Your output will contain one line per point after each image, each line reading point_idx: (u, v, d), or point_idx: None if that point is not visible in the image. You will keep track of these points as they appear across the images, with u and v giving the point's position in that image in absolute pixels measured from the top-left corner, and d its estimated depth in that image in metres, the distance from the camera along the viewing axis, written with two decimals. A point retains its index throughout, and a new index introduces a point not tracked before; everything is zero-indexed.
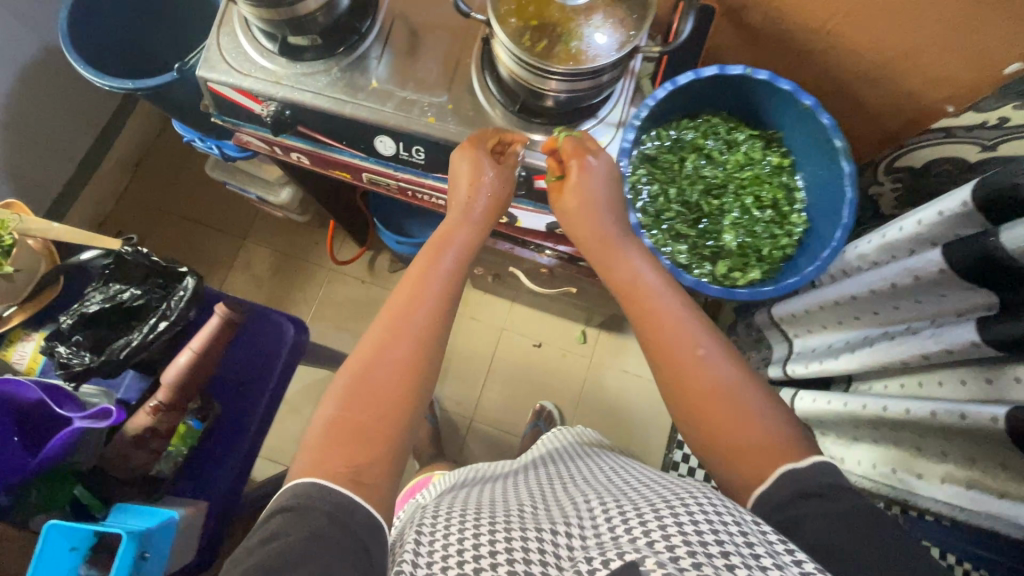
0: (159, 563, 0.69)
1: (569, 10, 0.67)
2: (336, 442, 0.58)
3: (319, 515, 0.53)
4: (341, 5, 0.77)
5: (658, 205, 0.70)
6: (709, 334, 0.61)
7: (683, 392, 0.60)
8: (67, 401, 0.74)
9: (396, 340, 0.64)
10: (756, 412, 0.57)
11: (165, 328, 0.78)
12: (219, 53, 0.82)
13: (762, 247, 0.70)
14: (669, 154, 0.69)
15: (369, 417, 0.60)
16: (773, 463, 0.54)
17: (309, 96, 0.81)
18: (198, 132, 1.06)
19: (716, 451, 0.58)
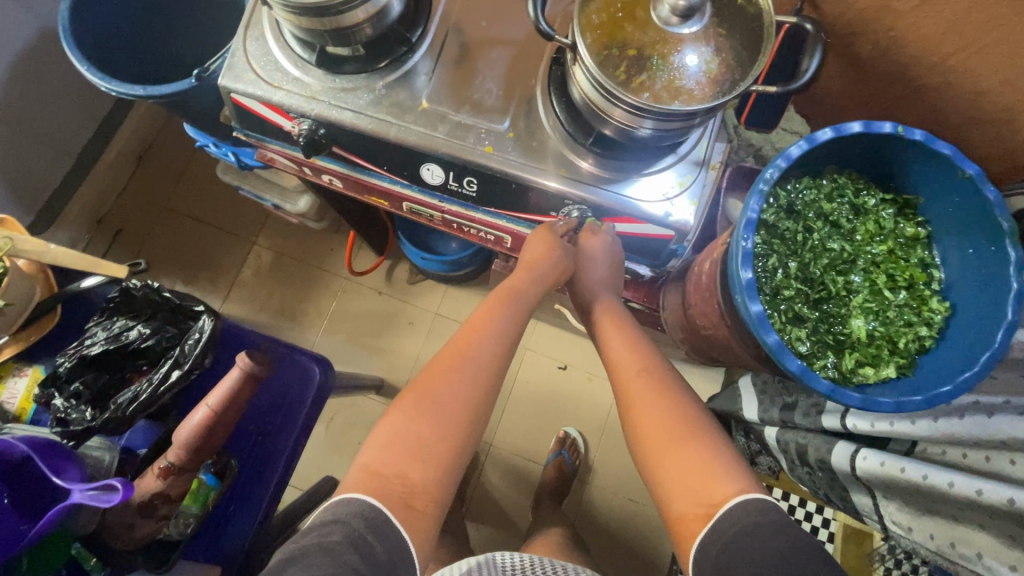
0: None
1: (670, 34, 0.56)
2: (397, 460, 0.61)
3: (372, 544, 0.54)
4: (391, 14, 0.67)
5: (776, 281, 0.61)
6: (686, 395, 0.66)
7: (647, 438, 0.63)
8: (65, 465, 0.64)
9: (448, 389, 0.67)
10: (710, 451, 0.59)
11: (178, 375, 0.69)
12: (247, 59, 0.72)
13: (897, 338, 0.60)
14: (790, 222, 0.62)
15: (428, 440, 0.63)
16: (738, 507, 0.53)
17: (348, 117, 0.71)
18: (213, 137, 0.94)
19: (655, 473, 0.61)
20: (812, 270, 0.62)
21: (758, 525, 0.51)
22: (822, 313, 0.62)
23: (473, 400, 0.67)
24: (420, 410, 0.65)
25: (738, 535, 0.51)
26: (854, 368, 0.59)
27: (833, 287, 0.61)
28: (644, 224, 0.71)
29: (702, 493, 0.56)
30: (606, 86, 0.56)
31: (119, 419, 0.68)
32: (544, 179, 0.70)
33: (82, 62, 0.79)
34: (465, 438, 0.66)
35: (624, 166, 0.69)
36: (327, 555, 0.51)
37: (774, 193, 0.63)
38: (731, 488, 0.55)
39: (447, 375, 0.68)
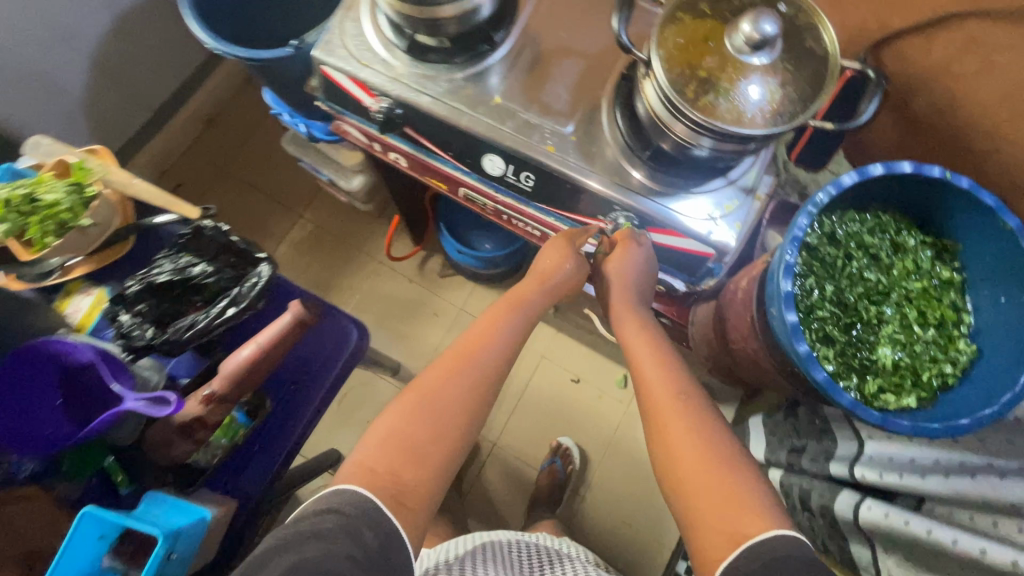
0: (183, 562, 0.65)
1: (741, 63, 0.60)
2: (390, 458, 0.62)
3: (365, 534, 0.55)
4: (480, 15, 0.73)
5: (812, 300, 0.64)
6: (717, 423, 0.66)
7: (676, 464, 0.63)
8: (122, 374, 0.69)
9: (444, 394, 0.68)
10: (739, 482, 0.59)
11: (232, 313, 0.74)
12: (342, 37, 0.79)
13: (921, 371, 0.62)
14: (833, 248, 0.64)
15: (425, 438, 0.65)
16: (767, 541, 0.53)
17: (426, 101, 0.77)
18: (289, 107, 1.01)
19: (682, 497, 0.61)
20: (847, 296, 0.64)
21: (789, 560, 0.51)
22: (854, 337, 0.64)
23: (473, 405, 0.69)
24: (418, 412, 0.66)
25: (764, 567, 0.51)
26: (876, 392, 0.61)
27: (865, 315, 0.64)
28: (687, 239, 0.74)
29: (733, 525, 0.56)
30: (673, 101, 0.60)
31: (175, 344, 0.73)
32: (598, 183, 0.74)
33: (192, 21, 0.86)
34: (457, 445, 0.67)
35: (676, 180, 0.73)
36: (320, 543, 0.53)
37: (820, 219, 0.66)
38: (763, 522, 0.55)
39: (451, 377, 0.70)
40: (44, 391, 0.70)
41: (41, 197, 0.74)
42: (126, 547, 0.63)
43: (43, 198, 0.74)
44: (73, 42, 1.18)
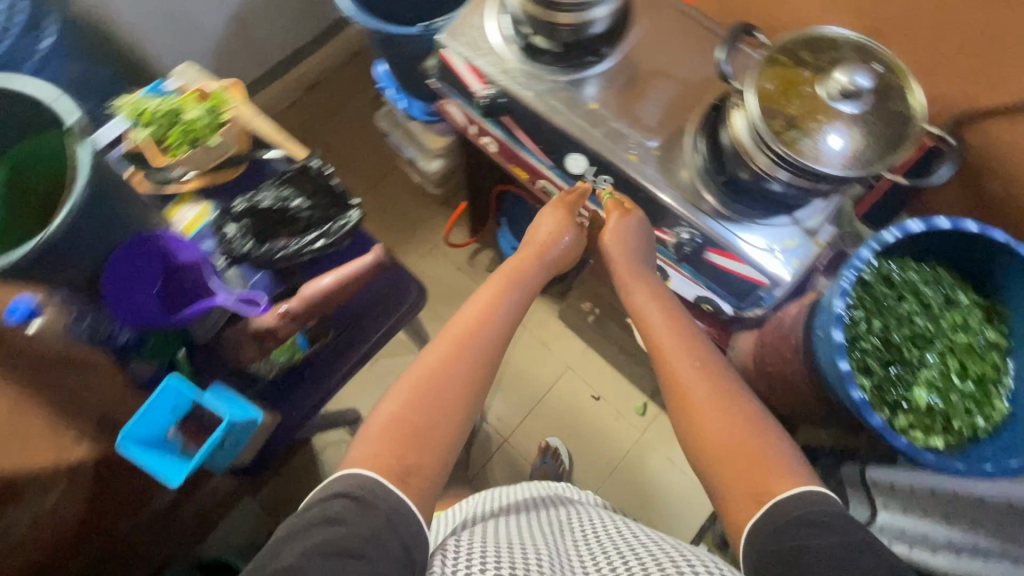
0: (234, 450, 0.72)
1: (831, 110, 0.65)
2: (392, 446, 0.67)
3: (378, 513, 0.60)
4: (593, 28, 0.80)
5: (857, 331, 0.67)
6: (739, 391, 0.71)
7: (701, 433, 0.69)
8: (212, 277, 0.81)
9: (441, 384, 0.73)
10: (766, 445, 0.65)
11: (323, 245, 0.85)
12: (465, 25, 0.87)
13: (952, 418, 0.65)
14: (887, 287, 0.68)
15: (424, 421, 0.70)
16: (792, 498, 0.58)
17: (528, 95, 0.84)
18: (395, 85, 1.18)
19: (713, 465, 0.66)
20: (893, 335, 0.67)
21: (813, 514, 0.56)
22: (891, 374, 0.67)
23: (468, 396, 0.74)
24: (418, 403, 0.71)
25: (794, 523, 0.56)
26: (903, 426, 0.64)
27: (907, 355, 0.67)
28: (742, 265, 0.78)
29: (764, 486, 0.61)
30: (762, 134, 0.66)
31: (271, 263, 0.84)
32: (670, 198, 0.80)
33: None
34: (451, 432, 0.71)
35: (741, 208, 0.78)
36: (335, 526, 0.58)
37: (878, 259, 0.69)
38: (790, 479, 0.60)
39: (449, 370, 0.74)
40: (153, 277, 0.77)
41: (183, 113, 0.86)
42: (189, 423, 0.70)
43: (185, 114, 0.86)
44: None
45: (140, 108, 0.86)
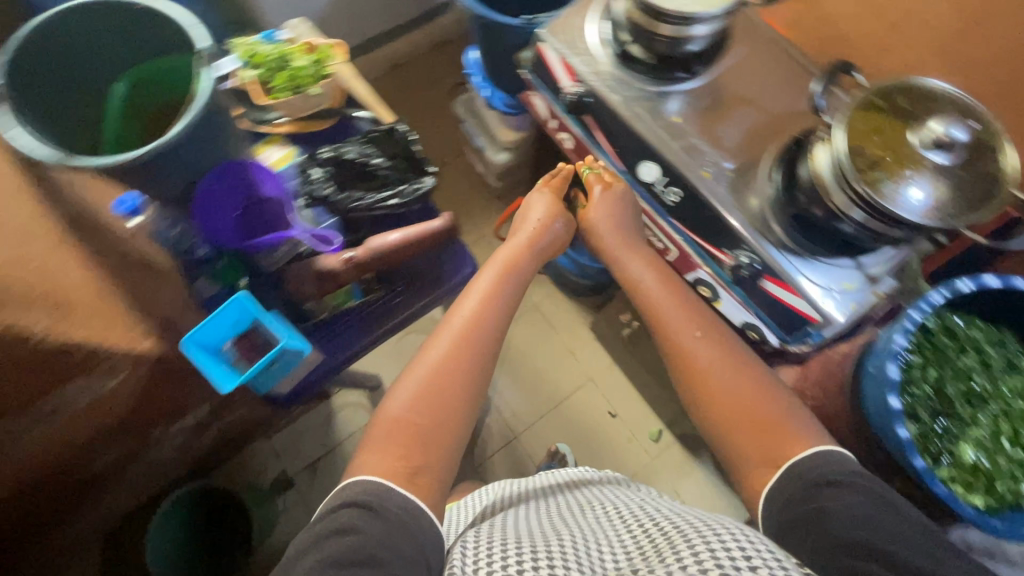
0: (280, 373, 0.76)
1: (919, 159, 0.65)
2: (397, 447, 0.73)
3: (386, 512, 0.65)
4: (691, 46, 0.83)
5: (913, 378, 0.68)
6: (749, 365, 0.79)
7: (718, 403, 0.77)
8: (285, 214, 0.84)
9: (444, 389, 0.79)
10: (776, 411, 0.74)
11: (395, 204, 0.90)
12: (567, 23, 0.91)
13: (1000, 479, 0.65)
14: (947, 340, 0.69)
15: (424, 421, 0.76)
16: (807, 460, 0.67)
17: (615, 100, 0.87)
18: (482, 73, 1.24)
19: (732, 431, 0.75)
20: (948, 387, 0.68)
21: (825, 467, 0.65)
22: (938, 426, 0.68)
23: (467, 402, 0.80)
24: (420, 405, 0.77)
25: (817, 485, 0.63)
26: (946, 477, 0.66)
27: (959, 409, 0.68)
28: (800, 298, 0.78)
29: (775, 452, 0.70)
30: (845, 172, 0.66)
31: (344, 212, 0.89)
32: (737, 221, 0.80)
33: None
34: (455, 435, 0.77)
35: (808, 243, 0.78)
36: (346, 534, 0.61)
37: (942, 312, 0.71)
38: (803, 444, 0.69)
39: (450, 376, 0.80)
40: (240, 198, 0.82)
41: (292, 62, 0.91)
42: (245, 341, 0.74)
43: (293, 63, 0.91)
44: None
45: (252, 51, 0.91)
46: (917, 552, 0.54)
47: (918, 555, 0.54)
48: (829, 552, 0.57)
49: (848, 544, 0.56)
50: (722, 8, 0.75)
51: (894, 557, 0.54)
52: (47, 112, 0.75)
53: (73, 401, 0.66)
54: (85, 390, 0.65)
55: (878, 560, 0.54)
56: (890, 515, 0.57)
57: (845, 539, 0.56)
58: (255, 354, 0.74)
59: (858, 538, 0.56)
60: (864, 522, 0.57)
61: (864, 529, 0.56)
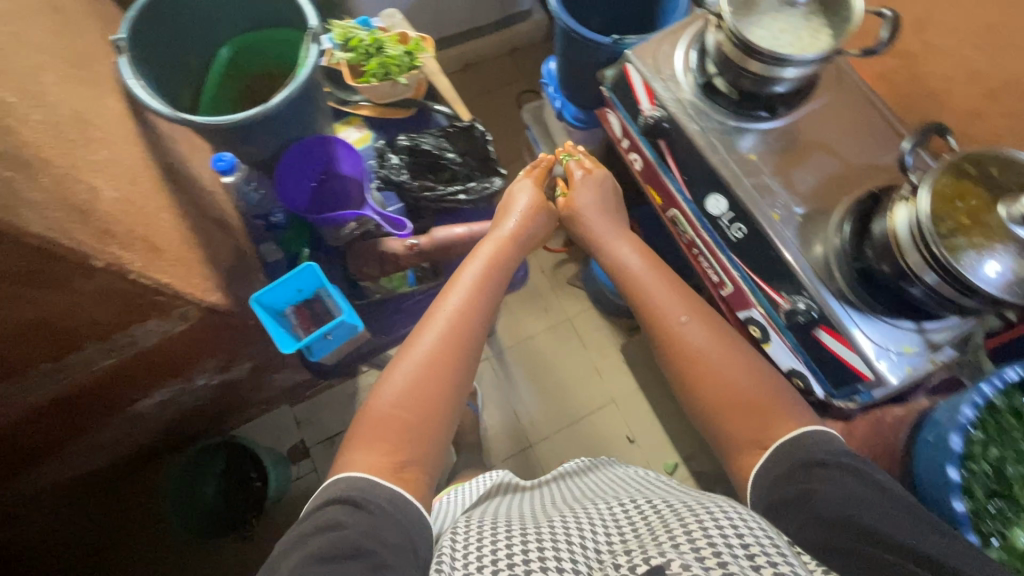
0: (326, 348, 0.75)
1: (1006, 232, 0.64)
2: (381, 443, 0.68)
3: (371, 505, 0.61)
4: (779, 87, 0.82)
5: (972, 449, 0.69)
6: (734, 344, 0.78)
7: (704, 381, 0.76)
8: (356, 194, 0.87)
9: (434, 381, 0.73)
10: (761, 386, 0.72)
11: (462, 199, 0.93)
12: (657, 48, 0.92)
13: None
14: (1013, 419, 0.69)
15: (407, 416, 0.70)
16: (795, 437, 0.65)
17: (693, 129, 0.87)
18: (557, 85, 1.26)
19: (720, 414, 0.73)
20: (1008, 467, 0.68)
21: (815, 443, 0.64)
22: (993, 506, 0.67)
23: (451, 398, 0.74)
24: (406, 400, 0.71)
25: (808, 464, 0.62)
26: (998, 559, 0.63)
27: (1016, 492, 0.67)
28: (854, 354, 0.76)
29: (758, 432, 0.69)
30: (926, 233, 0.65)
31: (412, 198, 0.92)
32: (800, 266, 0.79)
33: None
34: (438, 434, 0.72)
35: (871, 299, 0.77)
36: (331, 529, 0.57)
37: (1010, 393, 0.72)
38: (790, 423, 0.68)
39: (440, 370, 0.74)
40: (319, 169, 0.86)
41: (386, 49, 0.92)
42: (303, 311, 0.78)
43: (387, 50, 0.92)
44: None
45: (348, 32, 0.93)
46: (919, 533, 0.51)
47: (918, 535, 0.51)
48: (815, 530, 0.55)
49: (833, 521, 0.54)
50: (818, 55, 0.75)
51: (888, 537, 0.51)
52: (161, 61, 0.79)
53: (139, 341, 0.68)
54: (153, 332, 0.67)
55: (871, 540, 0.52)
56: (882, 497, 0.56)
57: (832, 518, 0.54)
58: (312, 325, 0.77)
59: (847, 517, 0.54)
60: (852, 500, 0.55)
61: (852, 508, 0.55)
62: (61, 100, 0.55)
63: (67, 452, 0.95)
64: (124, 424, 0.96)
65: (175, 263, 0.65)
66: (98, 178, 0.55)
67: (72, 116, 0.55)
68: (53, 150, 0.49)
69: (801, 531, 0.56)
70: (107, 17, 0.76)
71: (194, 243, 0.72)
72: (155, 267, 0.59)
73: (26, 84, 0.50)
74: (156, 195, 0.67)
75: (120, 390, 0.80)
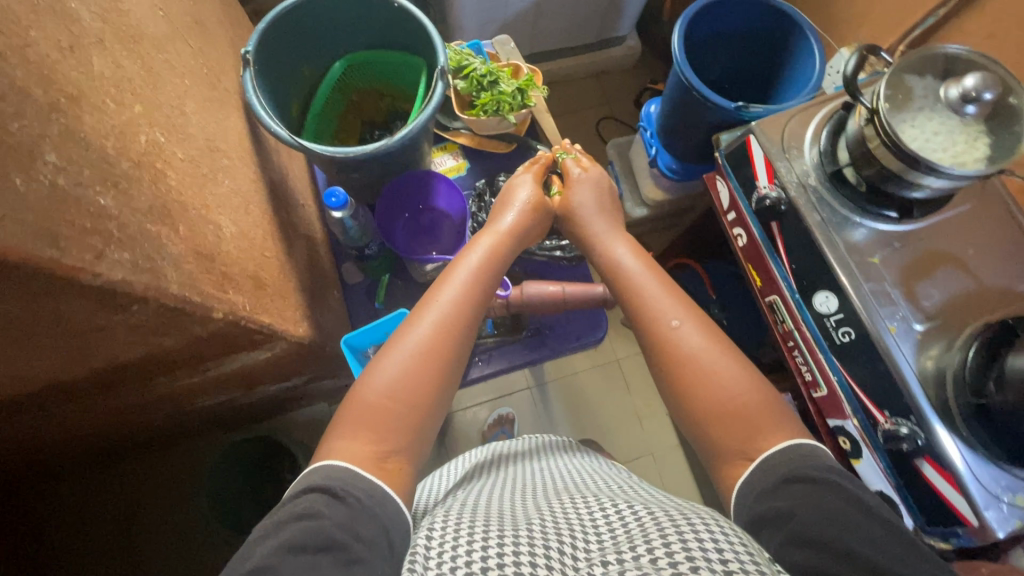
0: None
1: None
2: (363, 434, 0.59)
3: (349, 499, 0.53)
4: (918, 193, 0.76)
5: None
6: (711, 334, 0.65)
7: (680, 376, 0.63)
8: (446, 235, 0.85)
9: (428, 372, 0.64)
10: (747, 384, 0.61)
11: (558, 255, 0.90)
12: (786, 124, 0.87)
13: None
14: None
15: (395, 405, 0.61)
16: (786, 451, 0.55)
17: (813, 219, 0.81)
18: (655, 130, 1.21)
19: (700, 421, 0.61)
20: None
21: (808, 461, 0.53)
22: None
23: (443, 391, 0.65)
24: (397, 387, 0.63)
25: (786, 478, 0.52)
26: None
27: None
28: (961, 496, 0.70)
29: (741, 444, 0.58)
30: None
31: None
32: (912, 390, 0.74)
33: (676, 25, 0.95)
34: (428, 423, 0.64)
35: (990, 442, 0.70)
36: (305, 521, 0.49)
37: None
38: (777, 434, 0.57)
39: (432, 360, 0.64)
40: (416, 198, 0.84)
41: (500, 84, 0.89)
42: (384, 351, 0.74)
43: (501, 85, 0.89)
44: None
45: (463, 62, 0.89)
46: (903, 562, 0.45)
47: (901, 564, 0.45)
48: (794, 549, 0.46)
49: (808, 540, 0.46)
50: (976, 172, 0.68)
51: (874, 566, 0.44)
52: (276, 75, 0.76)
53: (227, 362, 0.67)
54: (242, 356, 0.66)
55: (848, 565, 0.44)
56: (868, 519, 0.48)
57: (809, 537, 0.46)
58: None
59: (829, 541, 0.46)
60: (834, 521, 0.47)
61: (832, 529, 0.46)
62: (201, 130, 0.53)
63: (93, 438, 0.87)
64: (172, 417, 0.94)
65: (274, 294, 0.63)
66: (223, 215, 0.53)
67: (208, 146, 0.54)
68: (192, 191, 0.48)
69: (783, 549, 0.47)
70: (235, 23, 0.74)
71: (288, 269, 0.70)
72: (260, 304, 0.58)
73: (175, 119, 0.48)
74: (262, 219, 0.66)
75: (184, 393, 0.77)
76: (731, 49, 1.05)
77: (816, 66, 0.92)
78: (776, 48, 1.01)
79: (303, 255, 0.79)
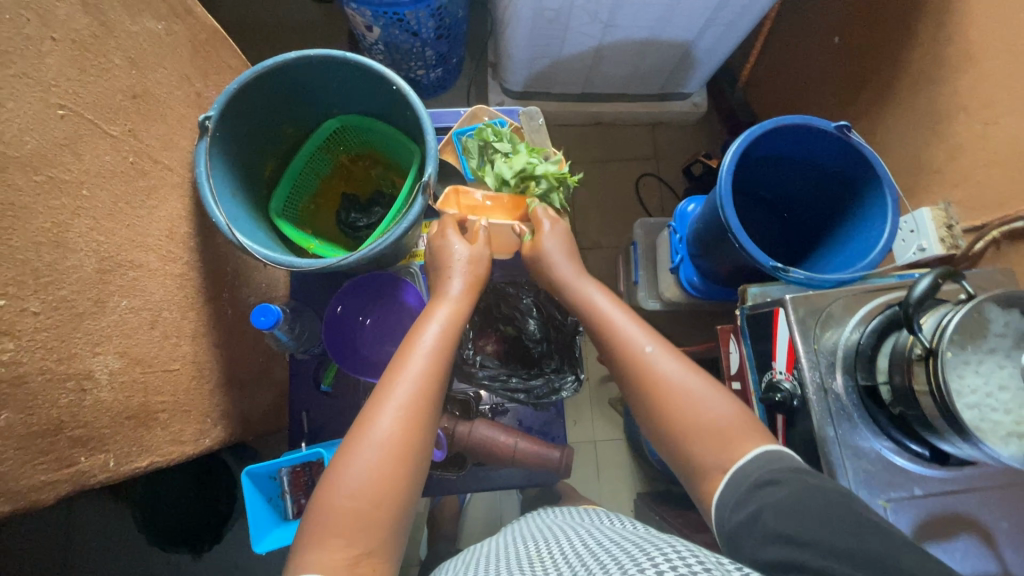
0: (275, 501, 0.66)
1: None
2: (330, 541, 0.47)
3: None
4: (945, 445, 0.63)
5: None
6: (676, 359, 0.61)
7: (667, 423, 0.58)
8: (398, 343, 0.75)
9: (403, 463, 0.51)
10: (718, 405, 0.57)
11: (519, 397, 0.78)
12: (824, 308, 0.73)
13: None
14: None
15: (361, 503, 0.49)
16: (755, 458, 0.52)
17: (826, 433, 0.68)
18: (685, 235, 1.07)
19: (649, 412, 0.59)
20: None
21: (783, 477, 0.49)
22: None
23: (419, 479, 0.53)
24: (366, 484, 0.49)
25: (755, 483, 0.50)
26: None
27: None
28: None
29: (716, 457, 0.54)
30: None
31: (462, 362, 0.77)
32: None
33: (734, 141, 0.79)
34: (406, 513, 0.51)
35: None
36: None
37: None
38: (748, 443, 0.54)
39: (405, 452, 0.52)
40: (360, 310, 0.77)
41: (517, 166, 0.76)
42: (300, 473, 0.67)
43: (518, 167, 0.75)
44: (608, 29, 1.14)
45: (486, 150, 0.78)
46: (864, 538, 0.43)
47: (866, 545, 0.42)
48: (767, 548, 0.45)
49: (779, 538, 0.45)
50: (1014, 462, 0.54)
51: (833, 549, 0.42)
52: (245, 135, 0.65)
53: None
54: None
55: (811, 554, 0.43)
56: (837, 504, 0.46)
57: (776, 533, 0.45)
58: (304, 493, 0.67)
59: (798, 537, 0.44)
60: (797, 512, 0.45)
61: (798, 521, 0.45)
62: (96, 251, 0.45)
63: None
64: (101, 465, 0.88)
65: (171, 416, 0.55)
66: (99, 356, 0.45)
67: (99, 271, 0.46)
68: (43, 350, 0.40)
69: (761, 552, 0.45)
70: (208, 72, 0.64)
71: (211, 367, 0.62)
72: (141, 442, 0.50)
73: (45, 256, 0.40)
74: (182, 319, 0.57)
75: None
76: (791, 169, 0.90)
77: (884, 232, 0.76)
78: (842, 189, 0.86)
79: (241, 333, 0.70)
